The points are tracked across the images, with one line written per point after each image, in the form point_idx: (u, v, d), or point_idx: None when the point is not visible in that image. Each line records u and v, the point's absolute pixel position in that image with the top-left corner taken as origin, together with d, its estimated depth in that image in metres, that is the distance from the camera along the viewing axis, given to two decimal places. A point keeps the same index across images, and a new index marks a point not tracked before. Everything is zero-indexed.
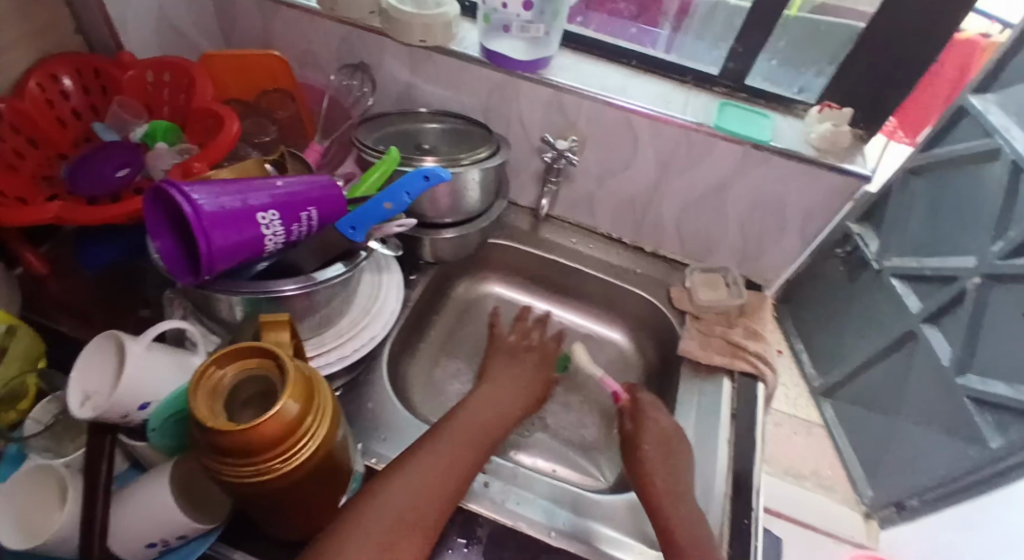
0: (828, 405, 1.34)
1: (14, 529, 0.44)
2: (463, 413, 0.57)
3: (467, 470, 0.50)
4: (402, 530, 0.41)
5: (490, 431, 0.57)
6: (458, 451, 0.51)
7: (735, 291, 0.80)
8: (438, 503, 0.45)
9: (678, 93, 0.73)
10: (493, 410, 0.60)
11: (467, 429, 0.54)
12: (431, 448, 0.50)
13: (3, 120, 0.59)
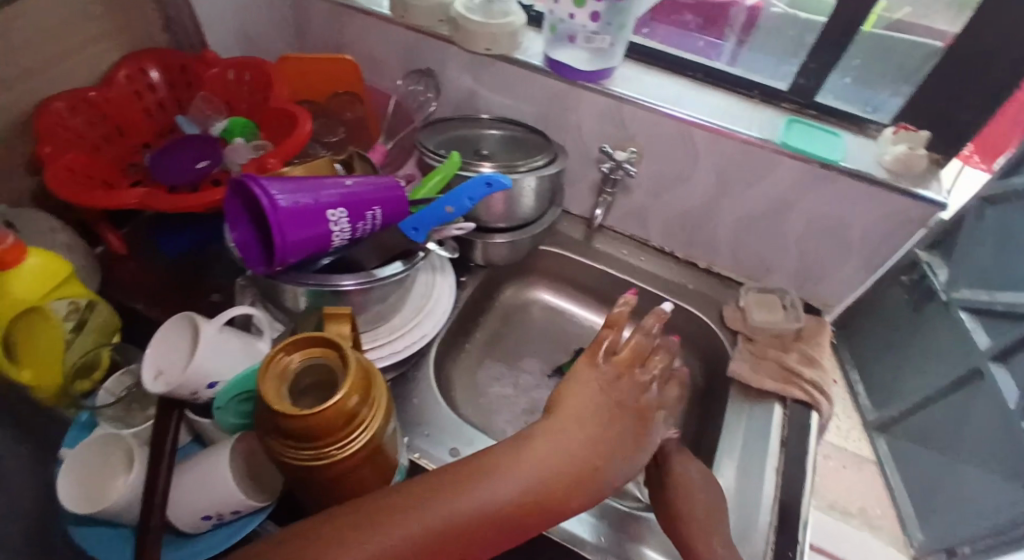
0: (882, 440, 1.29)
1: (77, 491, 0.47)
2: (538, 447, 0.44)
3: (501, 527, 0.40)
4: None
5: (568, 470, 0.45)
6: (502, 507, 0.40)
7: (792, 315, 0.77)
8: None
9: (743, 109, 0.72)
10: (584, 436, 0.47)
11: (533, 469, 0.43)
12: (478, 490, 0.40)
13: (93, 109, 0.64)
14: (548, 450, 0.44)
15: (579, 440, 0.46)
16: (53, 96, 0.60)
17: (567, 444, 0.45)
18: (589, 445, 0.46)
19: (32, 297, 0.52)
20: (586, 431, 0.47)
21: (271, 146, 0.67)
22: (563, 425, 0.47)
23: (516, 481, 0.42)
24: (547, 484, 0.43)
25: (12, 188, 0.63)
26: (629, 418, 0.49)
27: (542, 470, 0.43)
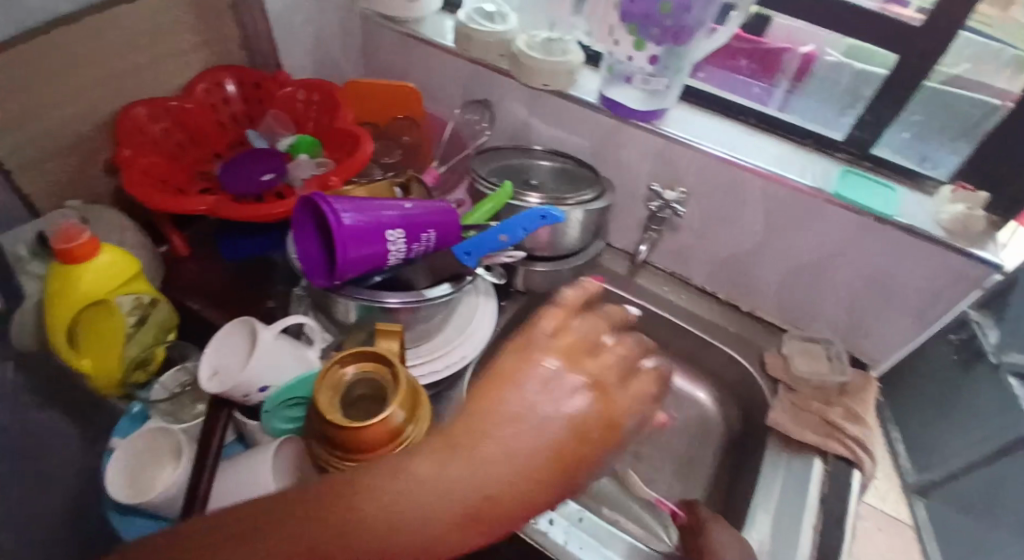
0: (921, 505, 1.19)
1: (127, 483, 0.49)
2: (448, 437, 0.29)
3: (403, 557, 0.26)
4: None
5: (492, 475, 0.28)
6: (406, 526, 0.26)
7: (837, 367, 0.75)
8: None
9: (796, 156, 0.72)
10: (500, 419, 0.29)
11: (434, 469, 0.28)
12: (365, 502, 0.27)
13: (173, 118, 0.68)
14: (441, 492, 0.27)
15: (492, 480, 0.28)
16: (136, 103, 0.65)
17: (463, 487, 0.27)
18: (495, 481, 0.28)
19: (97, 291, 0.54)
20: (504, 467, 0.28)
21: (333, 164, 0.70)
22: (464, 453, 0.28)
23: (354, 547, 0.25)
24: (422, 545, 0.26)
25: (92, 186, 0.68)
26: (574, 432, 0.29)
27: (415, 523, 0.26)
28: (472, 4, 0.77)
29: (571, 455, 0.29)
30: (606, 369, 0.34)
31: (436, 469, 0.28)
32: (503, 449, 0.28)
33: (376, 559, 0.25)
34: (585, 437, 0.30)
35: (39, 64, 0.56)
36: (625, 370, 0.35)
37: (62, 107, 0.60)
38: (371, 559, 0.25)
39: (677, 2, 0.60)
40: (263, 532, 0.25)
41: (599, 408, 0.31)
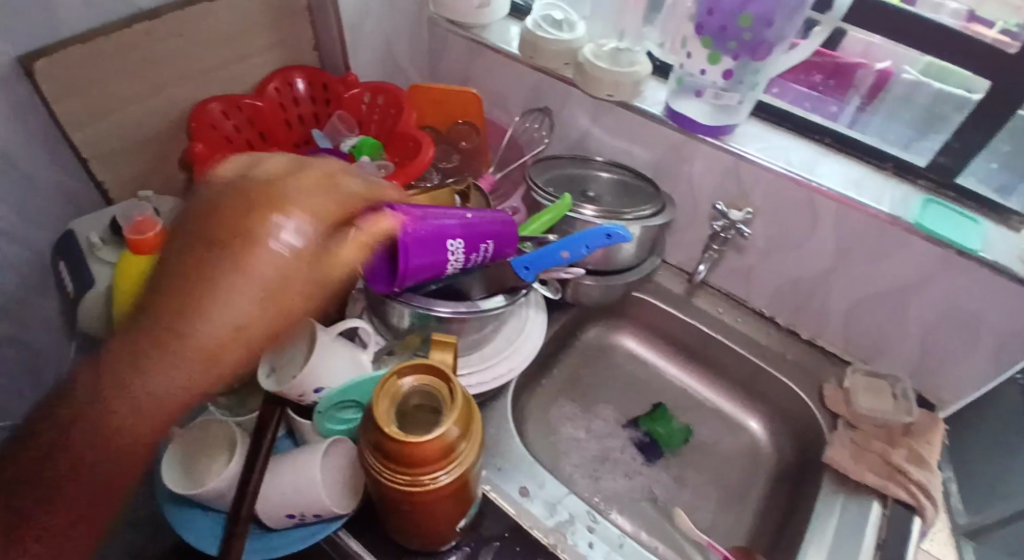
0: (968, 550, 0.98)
1: (182, 472, 0.51)
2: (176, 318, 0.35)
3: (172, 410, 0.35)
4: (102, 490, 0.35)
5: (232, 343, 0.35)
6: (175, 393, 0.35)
7: (903, 406, 0.70)
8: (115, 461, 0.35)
9: (873, 180, 0.68)
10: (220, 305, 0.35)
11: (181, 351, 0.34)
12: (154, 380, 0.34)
13: (245, 115, 0.71)
14: (170, 354, 0.34)
15: (220, 332, 0.35)
16: (211, 99, 0.67)
17: (188, 343, 0.34)
18: (237, 323, 0.35)
19: None
20: (229, 319, 0.35)
21: (394, 167, 0.72)
22: (166, 343, 0.34)
23: (152, 393, 0.34)
24: (200, 374, 0.35)
25: (165, 177, 0.71)
26: (296, 265, 0.37)
27: (187, 368, 0.34)
28: (539, 11, 0.76)
29: (288, 307, 0.37)
30: (264, 186, 0.39)
31: (133, 348, 0.34)
32: (234, 304, 0.35)
33: (175, 397, 0.35)
34: (302, 263, 0.37)
35: (119, 59, 0.60)
36: (343, 204, 0.42)
37: (138, 100, 0.64)
38: (160, 400, 0.35)
39: (759, 14, 0.58)
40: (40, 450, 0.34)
41: (240, 248, 0.35)
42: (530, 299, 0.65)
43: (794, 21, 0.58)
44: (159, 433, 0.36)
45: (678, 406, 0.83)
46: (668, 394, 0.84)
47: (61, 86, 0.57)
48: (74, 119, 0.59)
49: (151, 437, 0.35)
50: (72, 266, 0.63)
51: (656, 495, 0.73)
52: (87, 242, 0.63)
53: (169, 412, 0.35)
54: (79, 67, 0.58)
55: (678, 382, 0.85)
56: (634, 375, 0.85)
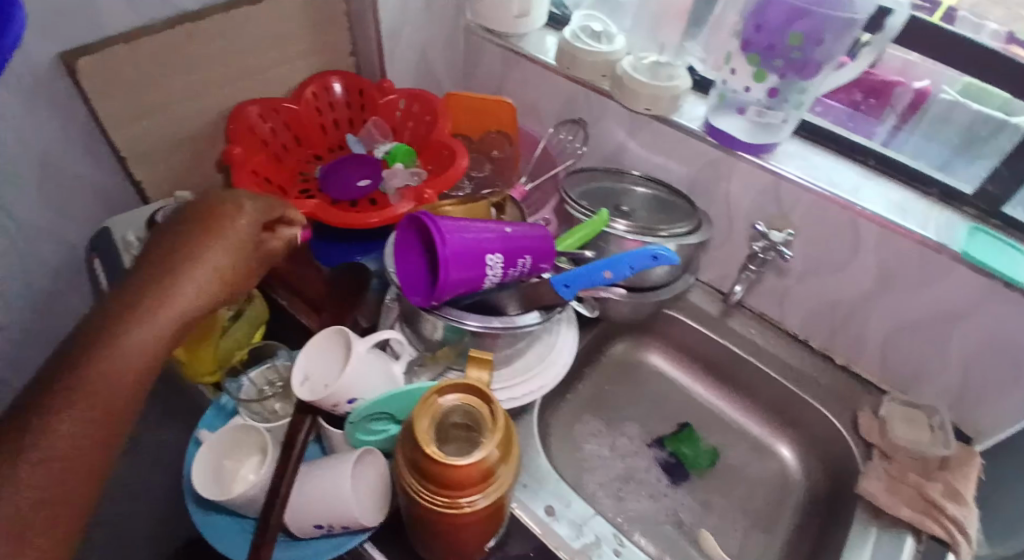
0: None
1: (213, 479, 0.50)
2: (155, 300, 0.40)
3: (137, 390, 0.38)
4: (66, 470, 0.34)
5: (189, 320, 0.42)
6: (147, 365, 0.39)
7: (941, 439, 0.68)
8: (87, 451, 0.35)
9: (917, 205, 0.66)
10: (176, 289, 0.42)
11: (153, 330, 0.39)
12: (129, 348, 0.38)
13: (281, 118, 0.71)
14: (124, 338, 0.38)
15: (164, 312, 0.40)
16: (250, 102, 0.68)
17: (134, 330, 0.39)
18: (178, 304, 0.41)
19: None
20: (173, 303, 0.41)
21: (426, 175, 0.72)
22: (122, 328, 0.38)
23: (105, 388, 0.36)
24: (151, 356, 0.39)
25: (200, 178, 0.71)
26: (245, 254, 0.47)
27: (141, 346, 0.39)
28: (578, 22, 0.76)
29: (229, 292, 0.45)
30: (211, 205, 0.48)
31: (89, 343, 0.37)
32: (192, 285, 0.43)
33: (128, 384, 0.38)
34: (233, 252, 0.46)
35: (161, 61, 0.60)
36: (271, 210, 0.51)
37: (178, 102, 0.64)
38: (112, 389, 0.37)
39: (808, 32, 0.57)
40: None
41: (191, 238, 0.45)
42: (565, 314, 0.64)
43: (845, 40, 0.58)
44: (104, 435, 0.36)
45: (705, 427, 0.81)
46: (695, 415, 0.82)
47: (103, 85, 0.58)
48: (114, 118, 0.60)
49: (99, 442, 0.36)
50: (107, 264, 0.64)
51: (682, 518, 0.71)
52: (123, 242, 0.63)
53: (122, 408, 0.37)
54: (122, 67, 0.58)
55: (706, 403, 0.83)
56: (660, 393, 0.84)
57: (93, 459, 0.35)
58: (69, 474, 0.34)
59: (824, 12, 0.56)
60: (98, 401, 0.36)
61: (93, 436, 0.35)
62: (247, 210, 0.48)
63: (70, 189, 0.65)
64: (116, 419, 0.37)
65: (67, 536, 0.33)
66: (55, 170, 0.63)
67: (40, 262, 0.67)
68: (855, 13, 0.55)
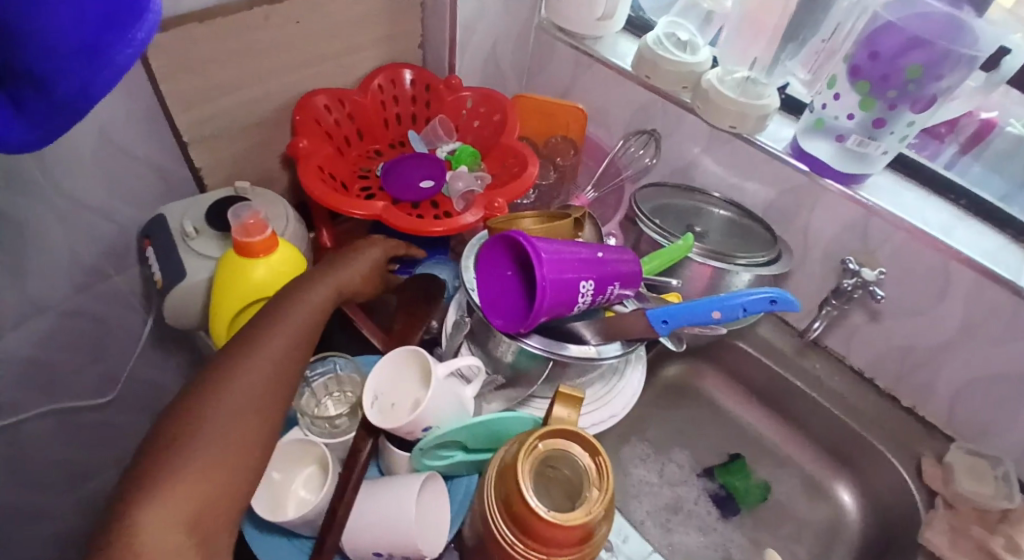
0: None
1: (265, 494, 0.47)
2: (295, 301, 0.51)
3: (286, 374, 0.47)
4: (241, 422, 0.42)
5: (317, 319, 0.52)
6: (286, 348, 0.49)
7: (1006, 492, 0.61)
8: (258, 412, 0.44)
9: (1011, 253, 0.59)
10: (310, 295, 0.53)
11: (294, 323, 0.50)
12: (270, 335, 0.48)
13: (346, 109, 0.70)
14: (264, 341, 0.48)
15: (308, 307, 0.52)
16: (319, 91, 0.67)
17: (274, 337, 0.48)
18: (303, 316, 0.51)
19: (271, 284, 0.54)
20: (313, 300, 0.52)
21: (491, 180, 0.69)
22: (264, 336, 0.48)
23: (252, 378, 0.45)
24: (285, 358, 0.48)
25: (258, 167, 0.69)
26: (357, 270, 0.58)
27: (291, 332, 0.49)
28: (662, 29, 0.72)
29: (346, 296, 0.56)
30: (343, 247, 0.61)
31: (253, 333, 0.48)
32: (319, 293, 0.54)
33: (271, 378, 0.46)
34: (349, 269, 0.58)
35: (236, 42, 0.58)
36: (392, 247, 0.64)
37: (246, 86, 0.61)
38: (272, 365, 0.47)
39: (927, 64, 0.54)
40: (162, 445, 0.39)
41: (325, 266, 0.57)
42: (638, 356, 0.58)
43: (965, 76, 0.54)
44: (255, 416, 0.43)
45: (755, 460, 0.78)
46: (745, 446, 0.79)
47: (174, 64, 0.55)
48: (182, 100, 0.57)
49: (253, 419, 0.43)
50: (160, 253, 0.61)
51: (731, 555, 0.68)
52: (179, 230, 0.61)
53: (266, 396, 0.45)
54: (196, 47, 0.55)
55: (758, 436, 0.80)
56: (710, 419, 0.81)
57: (250, 435, 0.42)
58: (231, 438, 0.41)
59: (947, 46, 0.53)
60: (251, 387, 0.45)
61: (247, 415, 0.43)
62: (377, 241, 0.63)
63: (127, 170, 0.63)
64: (264, 405, 0.44)
65: (243, 475, 0.41)
66: (116, 150, 0.61)
67: (92, 244, 0.66)
68: (978, 50, 0.52)
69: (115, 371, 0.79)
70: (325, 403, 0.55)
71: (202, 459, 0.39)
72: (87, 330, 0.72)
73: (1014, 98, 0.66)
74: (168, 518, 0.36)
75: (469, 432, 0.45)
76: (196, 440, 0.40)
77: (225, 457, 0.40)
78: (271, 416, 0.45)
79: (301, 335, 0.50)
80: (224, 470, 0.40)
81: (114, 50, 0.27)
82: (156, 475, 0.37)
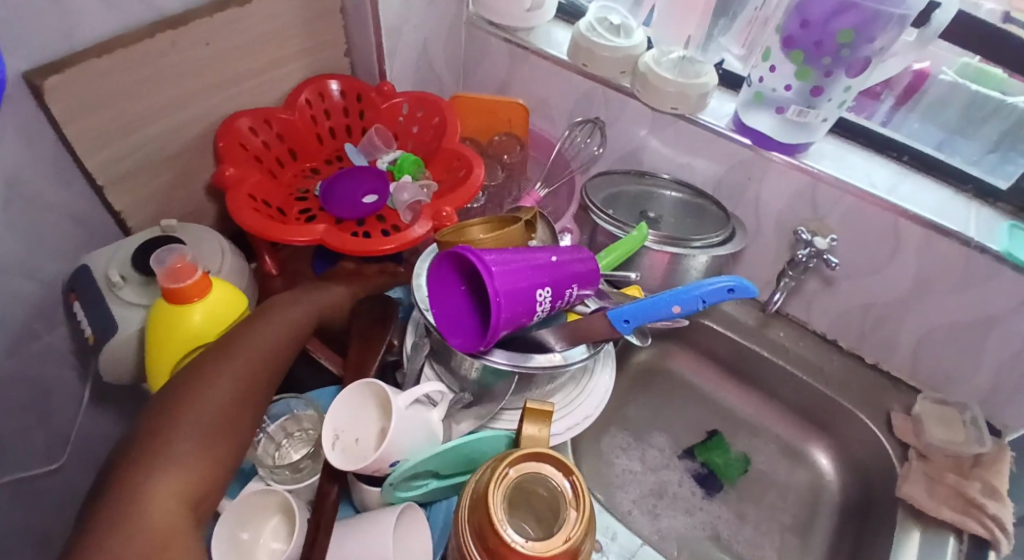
0: None
1: (229, 548, 0.43)
2: (275, 310, 0.54)
3: (267, 370, 0.51)
4: (226, 418, 0.46)
5: (298, 328, 0.55)
6: (269, 351, 0.51)
7: (975, 436, 0.63)
8: (242, 407, 0.48)
9: (956, 204, 0.61)
10: (292, 307, 0.56)
11: (276, 328, 0.53)
12: (256, 336, 0.51)
13: (275, 128, 0.66)
14: (240, 349, 0.50)
15: (287, 316, 0.55)
16: (240, 113, 0.63)
17: (255, 339, 0.51)
18: (281, 325, 0.54)
19: (210, 329, 0.51)
20: (291, 311, 0.55)
21: (437, 187, 0.66)
22: (242, 340, 0.50)
23: (231, 379, 0.48)
24: (264, 363, 0.51)
25: (186, 200, 0.65)
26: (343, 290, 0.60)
27: (272, 336, 0.52)
28: (594, 14, 0.71)
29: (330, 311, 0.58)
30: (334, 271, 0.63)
31: (237, 331, 0.51)
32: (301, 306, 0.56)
33: (247, 375, 0.49)
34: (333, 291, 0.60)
35: (143, 72, 0.54)
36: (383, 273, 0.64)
37: (160, 118, 0.57)
38: (257, 364, 0.50)
39: (859, 28, 0.54)
40: (152, 435, 0.43)
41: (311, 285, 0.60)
42: (605, 353, 0.56)
43: (896, 34, 0.54)
44: (235, 418, 0.47)
45: (733, 434, 0.78)
46: (722, 422, 0.79)
47: (74, 103, 0.50)
48: (90, 141, 0.53)
49: (234, 418, 0.47)
50: (88, 308, 0.57)
51: (719, 532, 0.68)
52: (106, 279, 0.57)
53: (249, 392, 0.49)
54: (98, 81, 0.51)
55: (733, 410, 0.80)
56: (685, 399, 0.81)
57: (232, 432, 0.46)
58: (214, 434, 0.45)
59: (876, 7, 0.52)
60: (230, 390, 0.47)
61: (228, 411, 0.47)
62: (369, 273, 0.64)
63: (38, 221, 0.58)
64: (243, 406, 0.48)
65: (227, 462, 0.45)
66: (23, 203, 0.56)
67: (13, 308, 0.60)
68: (906, 8, 0.52)
69: (58, 435, 0.74)
70: (286, 447, 0.53)
71: (190, 451, 0.43)
72: (20, 396, 0.66)
73: (942, 47, 0.65)
74: (161, 500, 0.40)
75: (437, 460, 0.43)
76: (183, 437, 0.44)
77: (212, 446, 0.45)
78: (250, 415, 0.48)
79: (282, 341, 0.53)
80: (207, 463, 0.44)
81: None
82: (147, 462, 0.42)
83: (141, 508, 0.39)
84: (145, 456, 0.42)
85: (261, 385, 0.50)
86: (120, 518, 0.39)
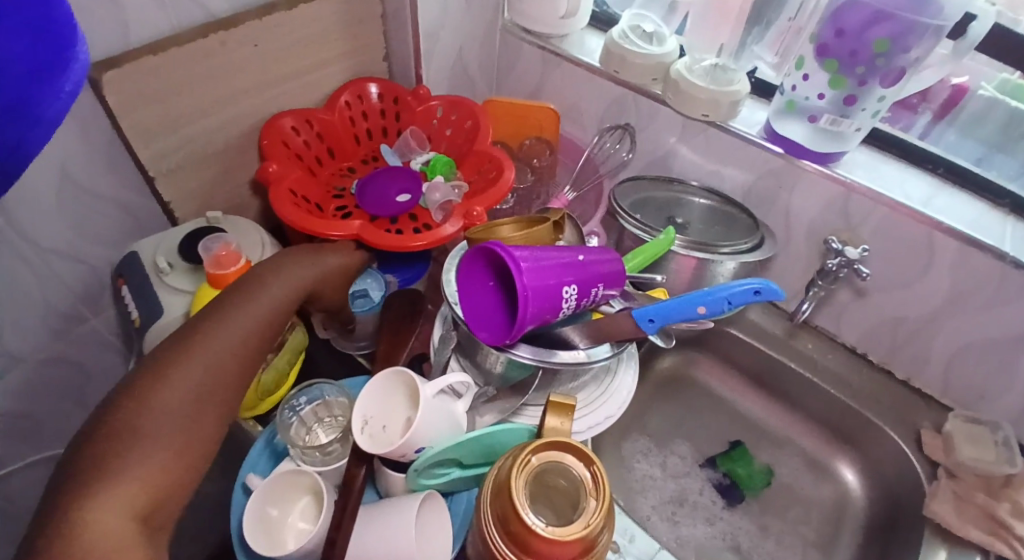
0: None
1: (260, 532, 0.45)
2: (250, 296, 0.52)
3: (237, 363, 0.48)
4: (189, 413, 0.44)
5: (273, 320, 0.52)
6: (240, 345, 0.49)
7: (1007, 455, 0.61)
8: (208, 402, 0.45)
9: (993, 219, 0.59)
10: (268, 296, 0.53)
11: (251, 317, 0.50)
12: (228, 326, 0.49)
13: (315, 129, 0.69)
14: (213, 339, 0.48)
15: (264, 304, 0.52)
16: (285, 113, 0.67)
17: (228, 329, 0.49)
18: (247, 323, 0.50)
19: None
20: (270, 299, 0.53)
21: (467, 188, 0.68)
22: (192, 344, 0.47)
23: (196, 373, 0.45)
24: (235, 358, 0.48)
25: (230, 195, 0.68)
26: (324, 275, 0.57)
27: (243, 328, 0.50)
28: (627, 22, 0.72)
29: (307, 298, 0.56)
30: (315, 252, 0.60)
31: (208, 322, 0.49)
32: (278, 293, 0.53)
33: (219, 368, 0.47)
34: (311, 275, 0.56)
35: (193, 71, 0.57)
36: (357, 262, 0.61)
37: (207, 115, 0.60)
38: (228, 358, 0.48)
39: (895, 38, 0.54)
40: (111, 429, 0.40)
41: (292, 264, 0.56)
42: (628, 355, 0.57)
43: (933, 45, 0.54)
44: (205, 412, 0.44)
45: (756, 444, 0.77)
46: (745, 433, 0.78)
47: (129, 98, 0.54)
48: (142, 136, 0.56)
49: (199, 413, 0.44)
50: (135, 291, 0.60)
51: (739, 543, 0.67)
52: (155, 266, 0.60)
53: (216, 386, 0.46)
54: (151, 78, 0.54)
55: (757, 419, 0.79)
56: (709, 408, 0.80)
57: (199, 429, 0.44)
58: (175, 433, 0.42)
59: (912, 18, 0.52)
60: (196, 383, 0.45)
61: (193, 406, 0.44)
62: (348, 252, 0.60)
63: (92, 210, 0.62)
64: (211, 401, 0.45)
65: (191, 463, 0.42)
66: (81, 191, 0.60)
67: (67, 288, 0.64)
68: (943, 20, 0.52)
69: None
70: (316, 431, 0.55)
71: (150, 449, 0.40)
72: (69, 373, 0.71)
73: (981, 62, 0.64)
74: (112, 502, 0.37)
75: (462, 447, 0.44)
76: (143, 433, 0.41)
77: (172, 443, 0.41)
78: (217, 415, 0.45)
79: (255, 330, 0.50)
80: (168, 462, 0.41)
81: (33, 103, 0.24)
82: (104, 458, 0.38)
83: (83, 519, 0.35)
84: (100, 450, 0.39)
85: (230, 379, 0.47)
86: (61, 533, 0.34)
